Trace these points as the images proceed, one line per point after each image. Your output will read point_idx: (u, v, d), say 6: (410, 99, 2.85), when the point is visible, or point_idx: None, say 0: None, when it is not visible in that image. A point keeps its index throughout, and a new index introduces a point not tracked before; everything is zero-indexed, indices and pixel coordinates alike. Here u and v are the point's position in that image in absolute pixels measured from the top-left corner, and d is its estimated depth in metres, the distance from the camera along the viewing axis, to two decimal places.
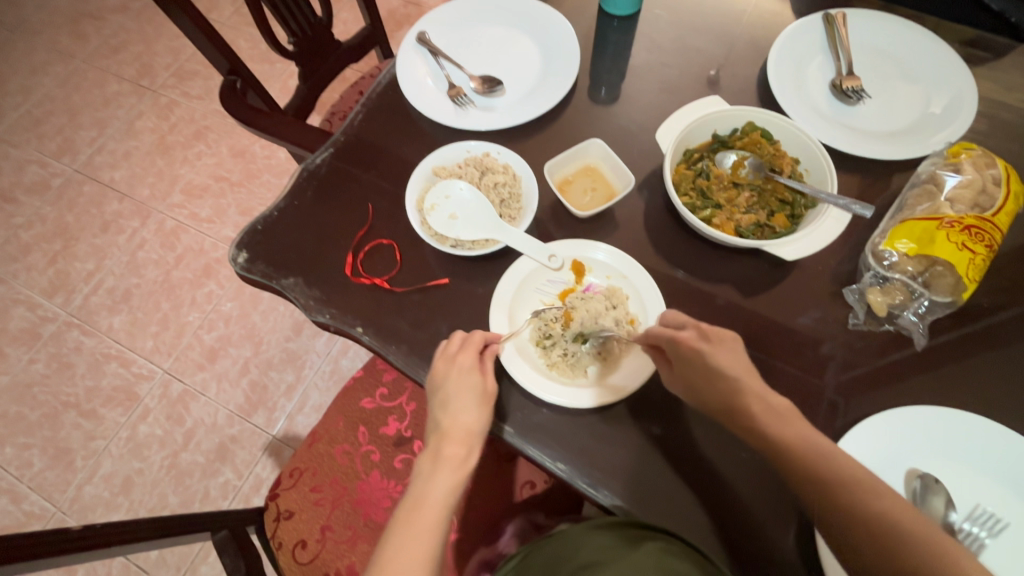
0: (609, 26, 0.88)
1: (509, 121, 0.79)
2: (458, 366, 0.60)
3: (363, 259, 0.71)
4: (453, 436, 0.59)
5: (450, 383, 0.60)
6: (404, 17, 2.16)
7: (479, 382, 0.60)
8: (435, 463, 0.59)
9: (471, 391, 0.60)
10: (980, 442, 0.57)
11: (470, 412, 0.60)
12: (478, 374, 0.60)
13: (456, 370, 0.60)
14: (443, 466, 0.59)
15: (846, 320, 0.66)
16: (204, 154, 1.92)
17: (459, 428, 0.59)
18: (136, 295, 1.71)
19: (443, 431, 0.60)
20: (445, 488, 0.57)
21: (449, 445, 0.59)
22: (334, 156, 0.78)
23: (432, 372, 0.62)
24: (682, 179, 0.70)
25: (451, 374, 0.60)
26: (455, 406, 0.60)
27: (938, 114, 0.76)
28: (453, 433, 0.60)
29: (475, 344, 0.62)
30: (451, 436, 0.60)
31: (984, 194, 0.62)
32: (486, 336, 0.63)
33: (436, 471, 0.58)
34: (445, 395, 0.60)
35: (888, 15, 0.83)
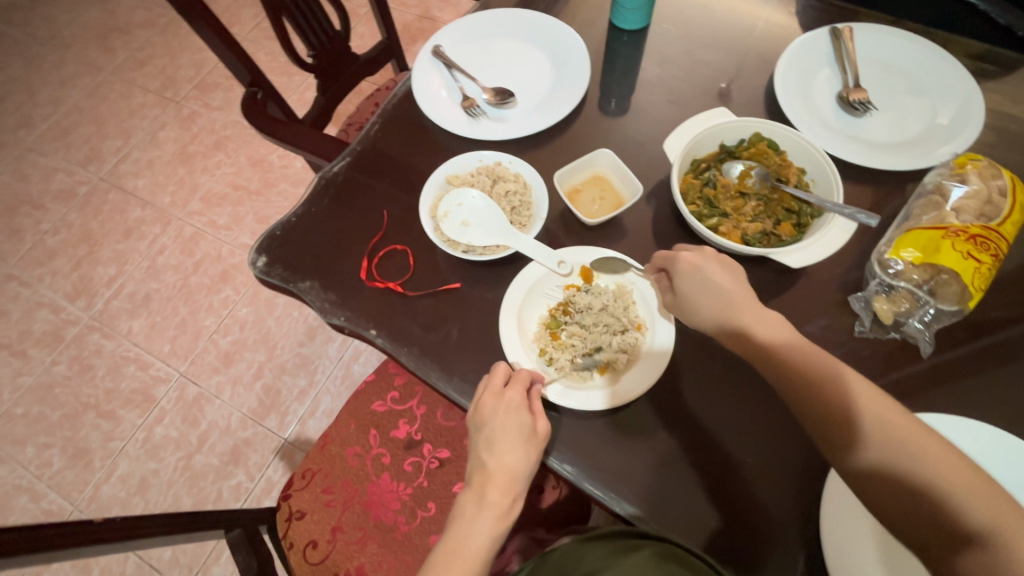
0: (619, 40, 0.91)
1: (521, 131, 0.81)
2: (506, 403, 0.60)
3: (378, 264, 0.73)
4: (497, 478, 0.60)
5: (498, 422, 0.60)
6: (419, 31, 2.21)
7: (526, 421, 0.60)
8: (479, 505, 0.60)
9: (519, 430, 0.60)
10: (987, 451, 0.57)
11: (515, 452, 0.60)
12: (528, 414, 0.60)
13: (503, 408, 0.60)
14: (485, 509, 0.60)
15: (852, 328, 0.66)
16: (224, 164, 1.97)
17: (503, 470, 0.60)
18: (156, 300, 1.75)
19: (488, 472, 0.61)
20: (487, 531, 0.59)
21: (494, 489, 0.60)
22: (351, 165, 0.81)
23: (477, 410, 0.62)
24: (689, 187, 0.72)
25: (499, 412, 0.60)
26: (501, 446, 0.60)
27: (945, 126, 0.77)
28: (497, 475, 0.60)
29: (523, 383, 0.62)
30: (495, 478, 0.60)
31: (989, 205, 0.62)
32: (532, 375, 0.63)
33: (480, 514, 0.59)
34: (491, 434, 0.61)
35: (895, 29, 0.84)
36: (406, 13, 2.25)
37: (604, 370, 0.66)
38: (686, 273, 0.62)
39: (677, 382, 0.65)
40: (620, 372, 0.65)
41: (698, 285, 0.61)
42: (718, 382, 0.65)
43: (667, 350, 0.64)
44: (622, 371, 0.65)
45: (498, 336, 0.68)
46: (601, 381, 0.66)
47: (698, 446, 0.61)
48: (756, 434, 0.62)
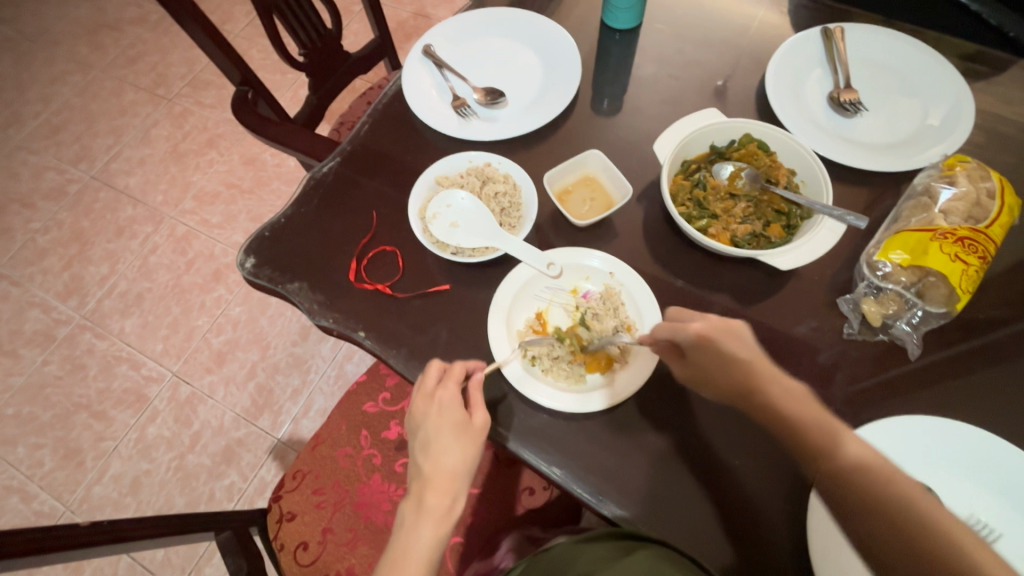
0: (611, 39, 0.90)
1: (511, 132, 0.81)
2: (437, 404, 0.61)
3: (366, 265, 0.73)
4: (435, 482, 0.60)
5: (431, 424, 0.61)
6: (413, 28, 2.20)
7: (459, 419, 0.60)
8: (419, 511, 0.59)
9: (451, 429, 0.60)
10: (972, 453, 0.57)
11: (452, 452, 0.60)
12: (461, 413, 0.61)
13: (436, 410, 0.61)
14: (426, 515, 0.59)
15: (842, 330, 0.66)
16: (217, 162, 1.96)
17: (442, 472, 0.60)
18: (148, 299, 1.74)
19: (426, 476, 0.60)
20: (429, 537, 0.58)
21: (433, 493, 0.59)
22: (341, 164, 0.80)
23: (413, 415, 0.63)
24: (679, 189, 0.72)
25: (431, 415, 0.61)
26: (437, 447, 0.60)
27: (936, 126, 0.77)
28: (435, 479, 0.60)
29: (455, 380, 0.62)
30: (434, 482, 0.60)
31: (977, 206, 0.62)
32: (467, 368, 0.63)
33: (420, 521, 0.59)
34: (426, 438, 0.61)
35: (886, 29, 0.84)
36: (401, 10, 2.24)
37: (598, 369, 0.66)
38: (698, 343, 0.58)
39: (664, 381, 0.65)
40: (614, 369, 0.65)
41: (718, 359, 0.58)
42: None
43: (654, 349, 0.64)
44: (615, 367, 0.65)
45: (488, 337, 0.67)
46: (596, 380, 0.66)
47: (684, 445, 0.61)
48: (748, 431, 0.62)
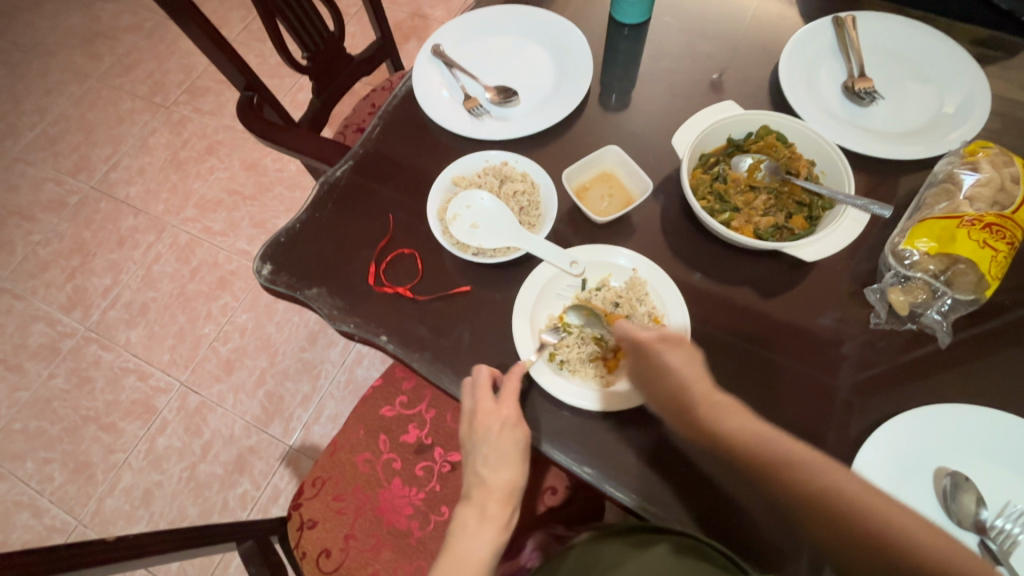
0: (619, 34, 0.90)
1: (524, 130, 0.80)
2: (501, 419, 0.60)
3: (385, 268, 0.72)
4: (496, 495, 0.62)
5: (494, 440, 0.61)
6: (410, 29, 2.19)
7: (522, 437, 0.61)
8: (481, 519, 0.61)
9: (516, 445, 0.61)
10: (1003, 441, 0.57)
11: (513, 468, 0.62)
12: (521, 429, 0.61)
13: (499, 425, 0.61)
14: (488, 522, 0.61)
15: (869, 320, 0.66)
16: (217, 169, 1.95)
17: (502, 485, 0.62)
18: (153, 309, 1.73)
19: (488, 487, 0.62)
20: (489, 544, 0.60)
21: (493, 503, 0.62)
22: (353, 169, 0.80)
23: (472, 426, 0.63)
24: (699, 183, 0.71)
25: (495, 430, 0.61)
26: (499, 463, 0.61)
27: (953, 114, 0.76)
28: (496, 490, 0.62)
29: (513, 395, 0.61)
30: (493, 494, 0.62)
31: (1003, 192, 0.62)
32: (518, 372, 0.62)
33: (481, 529, 0.60)
34: (488, 452, 0.61)
35: (897, 17, 0.84)
36: (397, 12, 2.23)
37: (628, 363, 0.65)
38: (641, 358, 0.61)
39: None
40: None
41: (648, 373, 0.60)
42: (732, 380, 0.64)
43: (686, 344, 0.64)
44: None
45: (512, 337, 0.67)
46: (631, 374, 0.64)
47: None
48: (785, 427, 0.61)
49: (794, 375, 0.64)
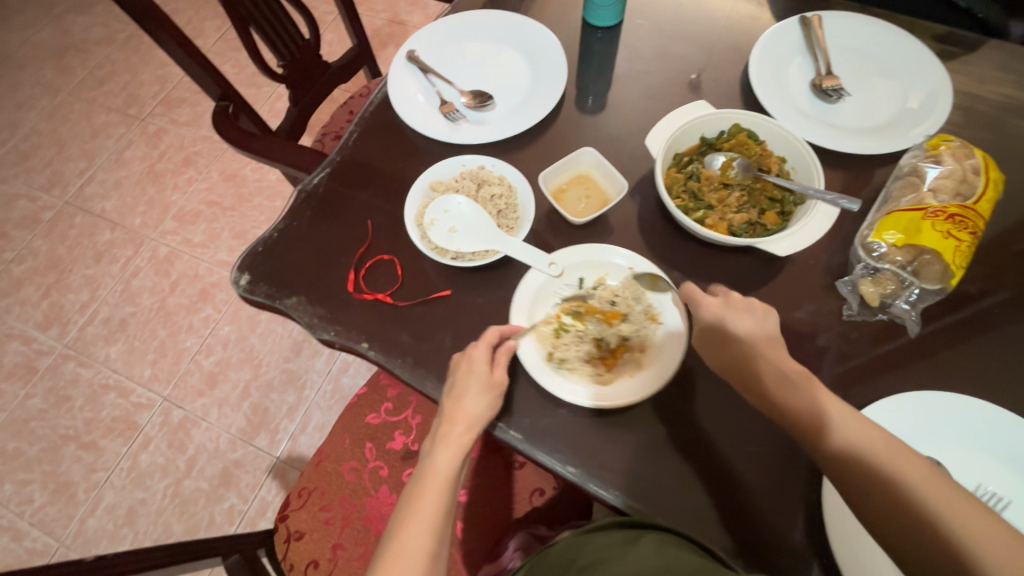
0: (593, 37, 0.91)
1: (501, 134, 0.80)
2: (467, 357, 0.62)
3: (365, 275, 0.72)
4: (455, 420, 0.60)
5: (459, 374, 0.62)
6: (389, 35, 2.20)
7: (484, 371, 0.61)
8: (435, 443, 0.62)
9: (477, 377, 0.61)
10: (971, 424, 0.59)
11: (472, 398, 0.60)
12: (487, 366, 0.62)
13: (467, 361, 0.62)
14: (440, 446, 0.62)
15: (841, 312, 0.67)
16: (196, 180, 1.93)
17: (461, 415, 0.60)
18: (132, 324, 1.70)
19: (446, 414, 0.61)
20: (450, 463, 0.61)
21: (451, 428, 0.61)
22: (331, 176, 0.79)
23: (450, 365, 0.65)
24: (673, 181, 0.71)
25: (462, 365, 0.62)
26: (458, 391, 0.61)
27: (917, 109, 0.78)
28: (456, 418, 0.60)
29: (490, 341, 0.63)
30: (452, 421, 0.61)
31: (965, 183, 0.64)
32: (501, 334, 0.64)
33: (441, 449, 0.61)
34: (452, 381, 0.62)
35: (862, 16, 0.86)
36: (375, 18, 2.23)
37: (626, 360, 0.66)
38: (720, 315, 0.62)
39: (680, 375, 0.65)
40: (641, 357, 0.66)
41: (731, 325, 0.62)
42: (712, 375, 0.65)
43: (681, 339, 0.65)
44: (642, 355, 0.66)
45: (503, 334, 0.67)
46: (630, 370, 0.65)
47: (696, 429, 0.62)
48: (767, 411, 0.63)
49: None
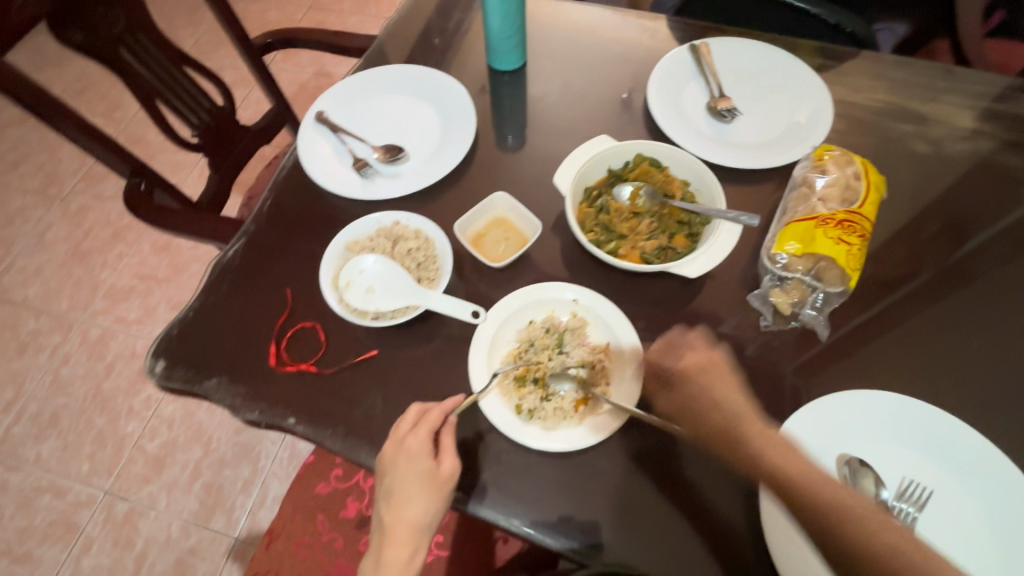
0: (501, 81, 0.94)
1: (415, 186, 0.81)
2: (405, 451, 0.57)
3: (287, 345, 0.70)
4: (398, 531, 0.58)
5: (397, 474, 0.58)
6: (317, 88, 2.20)
7: (427, 468, 0.57)
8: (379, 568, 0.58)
9: (419, 480, 0.57)
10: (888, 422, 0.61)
11: (413, 505, 0.57)
12: (430, 460, 0.57)
13: (403, 457, 0.57)
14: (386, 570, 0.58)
15: (758, 323, 0.70)
16: (126, 255, 1.85)
17: (402, 523, 0.58)
18: (65, 416, 1.59)
19: (386, 527, 0.59)
20: None
21: (392, 545, 0.58)
22: (246, 246, 0.78)
23: (381, 460, 0.59)
24: (585, 216, 0.73)
25: (399, 462, 0.57)
26: (398, 499, 0.58)
27: (804, 123, 0.83)
28: (397, 528, 0.58)
29: (428, 427, 0.58)
30: (394, 535, 0.58)
31: (849, 189, 0.68)
32: (443, 412, 0.60)
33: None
34: (390, 487, 0.58)
35: (745, 40, 0.91)
36: (301, 73, 2.24)
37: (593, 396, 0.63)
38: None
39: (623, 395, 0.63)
40: (608, 389, 0.63)
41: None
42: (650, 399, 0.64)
43: (637, 362, 0.64)
44: (607, 388, 0.63)
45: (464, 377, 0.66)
46: (598, 406, 0.62)
47: (638, 463, 0.60)
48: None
49: None
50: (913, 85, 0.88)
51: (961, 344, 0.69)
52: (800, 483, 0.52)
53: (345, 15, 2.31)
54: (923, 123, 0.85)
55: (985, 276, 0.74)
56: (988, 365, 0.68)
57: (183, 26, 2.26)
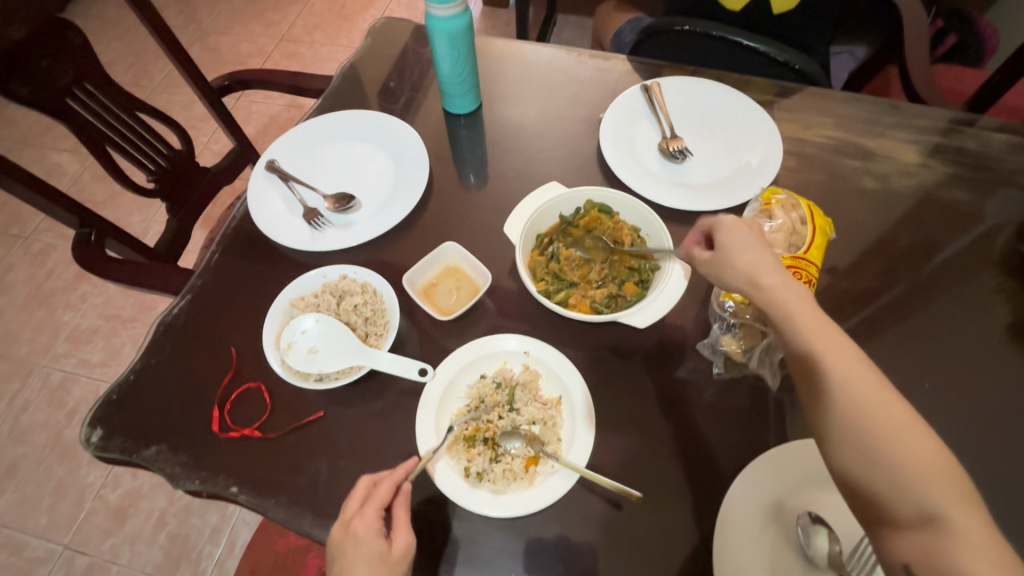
0: (457, 124, 0.94)
1: (366, 236, 0.80)
2: (353, 533, 0.54)
3: (231, 409, 0.67)
4: None
5: (348, 560, 0.53)
6: (288, 119, 2.19)
7: (379, 549, 0.53)
8: None
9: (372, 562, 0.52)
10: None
11: None
12: (380, 540, 0.53)
13: (353, 539, 0.54)
14: None
15: (711, 371, 0.69)
16: (90, 295, 1.80)
17: None
18: (23, 467, 1.52)
19: None
20: None
21: None
22: (191, 303, 0.75)
23: (331, 551, 0.55)
24: (536, 264, 0.73)
25: (347, 547, 0.54)
26: None
27: (755, 164, 0.84)
28: None
29: (377, 502, 0.55)
30: None
31: (795, 234, 0.68)
32: (393, 482, 0.57)
33: None
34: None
35: (696, 80, 0.93)
36: (273, 104, 2.23)
37: (544, 455, 0.62)
38: (730, 229, 0.59)
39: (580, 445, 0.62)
40: (558, 447, 0.63)
41: (741, 243, 0.58)
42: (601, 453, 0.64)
43: (589, 414, 0.63)
44: (558, 446, 0.63)
45: (412, 437, 0.64)
46: (549, 464, 0.61)
47: (569, 529, 0.59)
48: (641, 484, 0.62)
49: (660, 438, 0.65)
50: (861, 121, 0.90)
51: (910, 384, 0.70)
52: (875, 428, 0.48)
53: (316, 46, 2.32)
54: (871, 159, 0.86)
55: (933, 314, 0.75)
56: (935, 405, 0.69)
57: (152, 61, 2.24)
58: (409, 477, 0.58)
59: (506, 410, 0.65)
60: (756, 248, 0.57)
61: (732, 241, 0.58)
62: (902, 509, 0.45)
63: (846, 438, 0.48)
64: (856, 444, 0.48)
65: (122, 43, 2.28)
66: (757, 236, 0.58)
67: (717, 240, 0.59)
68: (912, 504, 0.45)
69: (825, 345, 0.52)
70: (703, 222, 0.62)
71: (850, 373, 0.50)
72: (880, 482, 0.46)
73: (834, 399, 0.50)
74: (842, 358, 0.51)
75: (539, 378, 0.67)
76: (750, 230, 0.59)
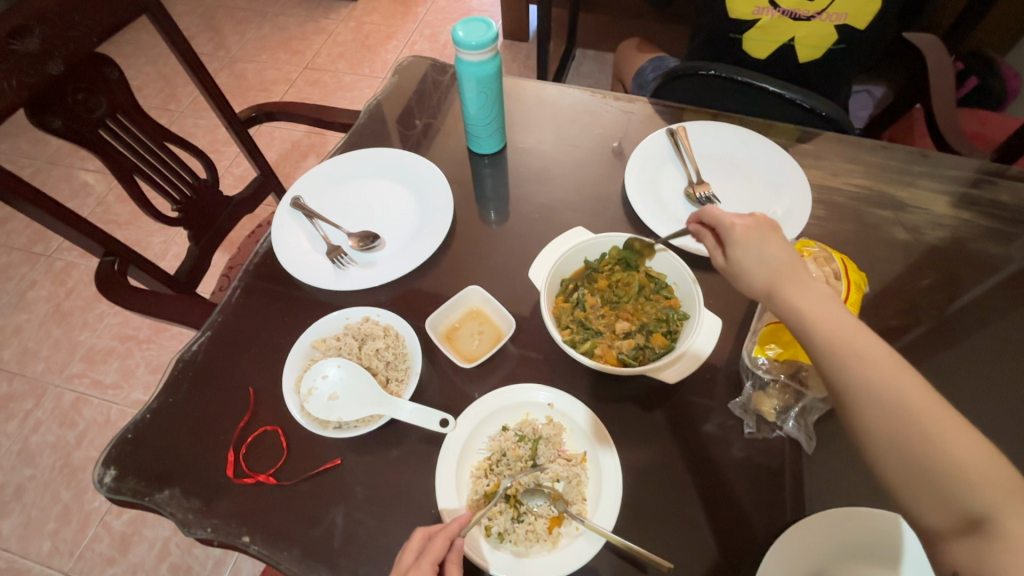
0: (481, 164, 0.94)
1: (388, 276, 0.79)
2: None
3: (246, 454, 0.66)
4: None
5: None
6: (309, 145, 2.23)
7: None
8: None
9: None
10: (854, 534, 0.56)
11: None
12: None
13: None
14: None
15: (742, 430, 0.66)
16: (108, 315, 1.82)
17: None
18: (30, 489, 1.51)
19: None
20: None
21: None
22: (210, 340, 0.75)
23: None
24: (561, 311, 0.71)
25: None
26: None
27: (781, 214, 0.83)
28: None
29: (434, 557, 0.53)
30: None
31: (830, 289, 0.65)
32: (450, 536, 0.55)
33: None
34: None
35: (721, 124, 0.92)
36: (295, 131, 2.27)
37: (569, 515, 0.59)
38: (742, 238, 0.56)
39: (610, 508, 0.59)
40: (584, 507, 0.60)
41: (759, 251, 0.56)
42: (629, 512, 0.61)
43: (616, 473, 0.61)
44: (583, 506, 0.60)
45: (432, 490, 0.62)
46: (574, 525, 0.59)
47: None
48: (669, 551, 0.59)
49: (689, 499, 0.62)
50: (892, 170, 0.88)
51: None
52: (883, 398, 0.45)
53: (340, 74, 2.37)
54: (902, 209, 0.85)
55: (979, 374, 0.71)
56: None
57: (181, 86, 2.31)
58: (461, 533, 0.56)
59: (528, 466, 0.63)
60: (775, 255, 0.55)
61: (749, 249, 0.56)
62: (942, 500, 0.42)
63: (881, 442, 0.45)
64: (890, 450, 0.45)
65: (153, 69, 2.35)
66: (777, 239, 0.56)
67: (731, 249, 0.57)
68: (958, 508, 0.41)
69: (852, 352, 0.48)
70: (715, 216, 0.60)
71: (877, 372, 0.46)
72: (922, 491, 0.43)
73: (867, 407, 0.46)
74: (870, 361, 0.47)
75: (562, 433, 0.66)
76: (766, 233, 0.56)
